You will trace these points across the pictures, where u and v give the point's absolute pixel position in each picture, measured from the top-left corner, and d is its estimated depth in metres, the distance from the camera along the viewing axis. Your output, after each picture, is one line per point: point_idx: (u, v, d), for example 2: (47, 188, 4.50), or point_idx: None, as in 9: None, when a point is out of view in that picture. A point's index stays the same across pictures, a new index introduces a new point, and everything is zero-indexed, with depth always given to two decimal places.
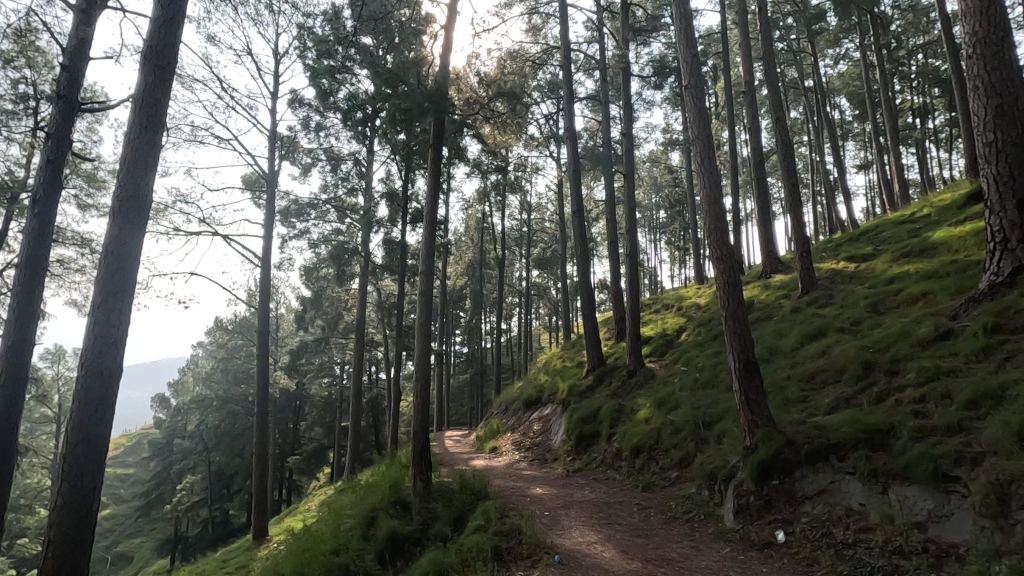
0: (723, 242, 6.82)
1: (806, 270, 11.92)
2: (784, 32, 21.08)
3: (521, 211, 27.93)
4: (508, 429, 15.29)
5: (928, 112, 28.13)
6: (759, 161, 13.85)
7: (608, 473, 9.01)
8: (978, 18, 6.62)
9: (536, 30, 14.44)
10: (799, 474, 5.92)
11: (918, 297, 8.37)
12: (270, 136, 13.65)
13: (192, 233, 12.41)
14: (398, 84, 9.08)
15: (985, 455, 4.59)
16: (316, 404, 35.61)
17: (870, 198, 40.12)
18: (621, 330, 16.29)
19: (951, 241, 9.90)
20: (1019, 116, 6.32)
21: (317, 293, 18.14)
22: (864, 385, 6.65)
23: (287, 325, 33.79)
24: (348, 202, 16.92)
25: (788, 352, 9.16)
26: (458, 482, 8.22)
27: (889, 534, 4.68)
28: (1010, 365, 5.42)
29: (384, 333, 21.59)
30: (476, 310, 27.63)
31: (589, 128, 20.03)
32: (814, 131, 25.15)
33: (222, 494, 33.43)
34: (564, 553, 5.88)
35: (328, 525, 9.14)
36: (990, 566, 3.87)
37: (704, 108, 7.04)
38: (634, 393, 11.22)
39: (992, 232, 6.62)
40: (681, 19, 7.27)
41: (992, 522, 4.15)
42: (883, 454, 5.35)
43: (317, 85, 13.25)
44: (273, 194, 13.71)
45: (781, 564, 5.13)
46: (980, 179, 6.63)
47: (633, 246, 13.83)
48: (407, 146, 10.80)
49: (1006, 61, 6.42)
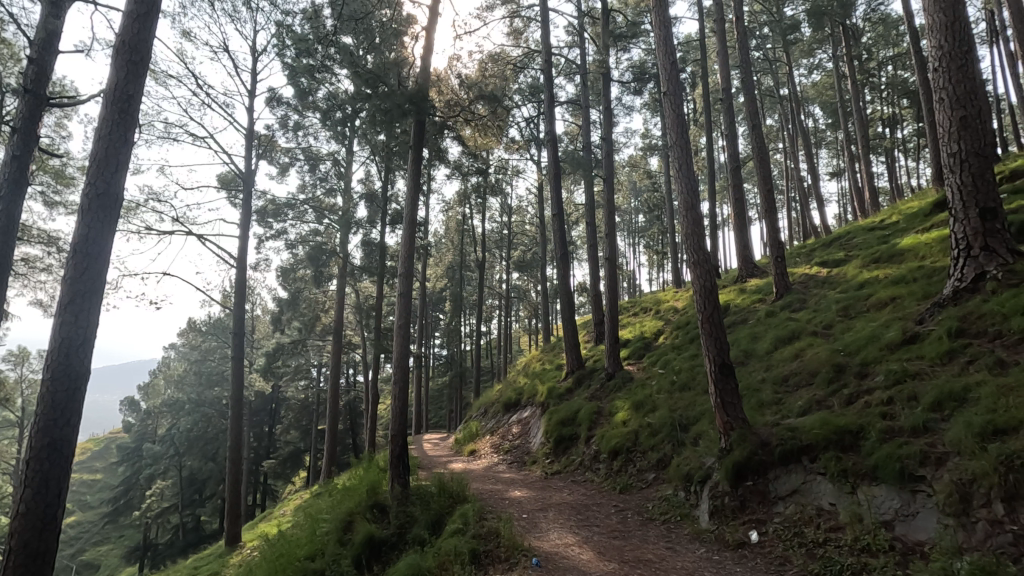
0: (700, 247, 6.92)
1: (781, 274, 12.17)
2: (761, 41, 21.54)
3: (502, 213, 27.95)
4: (487, 431, 15.27)
5: (897, 122, 29.04)
6: (736, 166, 14.05)
7: (587, 475, 9.06)
8: (943, 32, 6.83)
9: (518, 34, 14.48)
10: (772, 475, 6.03)
11: (887, 302, 8.61)
12: (247, 136, 13.40)
13: (165, 233, 11.61)
14: (378, 85, 8.90)
15: (949, 455, 4.72)
16: (293, 407, 35.08)
17: (842, 204, 41.26)
18: (599, 333, 16.42)
19: (918, 248, 10.22)
20: (982, 128, 6.54)
21: (294, 294, 17.88)
22: (836, 387, 6.80)
23: (264, 326, 33.27)
24: (327, 203, 16.75)
25: (762, 354, 9.34)
26: (436, 485, 8.18)
27: (857, 533, 4.79)
28: (972, 368, 5.59)
29: (362, 336, 21.45)
30: (456, 313, 27.60)
31: (570, 132, 20.17)
32: (789, 138, 25.72)
33: (195, 499, 32.83)
34: (542, 555, 5.88)
35: (303, 530, 9.01)
36: (953, 563, 3.98)
37: (682, 115, 7.14)
38: (612, 396, 11.30)
39: (956, 239, 6.88)
40: (660, 26, 7.37)
41: (955, 520, 4.27)
42: (852, 455, 5.48)
43: (296, 84, 13.08)
44: (251, 194, 13.49)
45: (754, 564, 5.21)
46: (945, 188, 6.86)
47: (613, 250, 13.92)
48: (387, 148, 10.68)
49: (970, 75, 6.64)
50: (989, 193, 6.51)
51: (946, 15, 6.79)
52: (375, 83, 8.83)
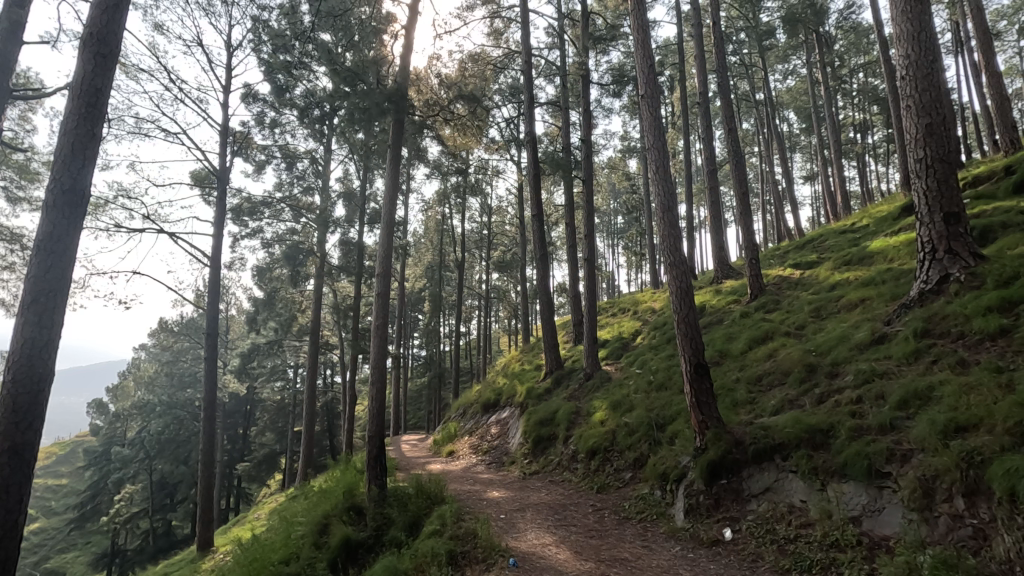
0: (676, 249, 7.00)
1: (755, 276, 12.39)
2: (737, 46, 21.91)
3: (482, 214, 27.88)
4: (465, 432, 15.24)
5: (868, 128, 29.82)
6: (712, 169, 14.20)
7: (565, 475, 9.12)
8: (911, 41, 7.02)
9: (498, 35, 14.50)
10: (745, 473, 6.14)
11: (857, 303, 8.83)
12: (222, 131, 13.14)
13: (136, 230, 11.56)
14: (357, 83, 8.80)
15: (913, 452, 4.84)
16: (268, 409, 34.58)
17: (815, 207, 42.18)
18: (578, 333, 16.50)
19: (886, 251, 10.52)
20: (948, 135, 6.75)
21: (269, 294, 17.55)
22: (807, 387, 6.95)
23: (238, 326, 32.65)
24: (304, 202, 16.51)
25: (737, 354, 9.50)
26: (414, 487, 8.13)
27: (827, 528, 4.90)
28: (937, 367, 5.75)
29: (340, 336, 21.20)
30: (435, 312, 27.48)
31: (549, 134, 20.23)
32: (765, 142, 26.19)
33: (165, 503, 32.05)
34: (520, 555, 5.88)
35: (278, 533, 8.88)
36: (917, 558, 4.10)
37: (659, 118, 7.23)
38: (590, 396, 11.38)
39: (922, 242, 7.11)
40: (639, 29, 7.44)
41: (919, 515, 4.39)
42: (822, 453, 5.60)
43: (273, 80, 12.91)
44: (226, 192, 13.25)
45: (728, 561, 5.31)
46: (912, 193, 7.05)
47: (591, 251, 13.95)
48: (366, 146, 10.59)
49: (936, 83, 6.85)
50: (952, 198, 6.73)
51: (913, 25, 6.99)
52: (354, 81, 8.72)
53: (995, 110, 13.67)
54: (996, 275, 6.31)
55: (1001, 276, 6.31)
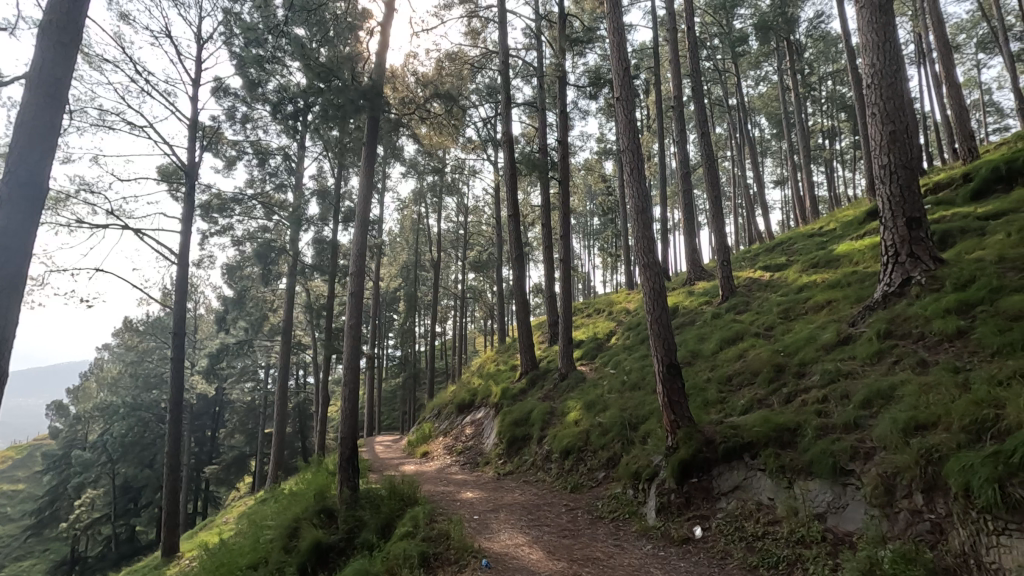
0: (649, 251, 7.07)
1: (727, 278, 12.61)
2: (711, 52, 22.32)
3: (458, 213, 27.76)
4: (440, 433, 15.14)
5: (836, 135, 30.66)
6: (686, 173, 14.38)
7: (539, 475, 9.14)
8: (876, 51, 7.23)
9: (475, 34, 14.46)
10: (716, 471, 6.23)
11: (823, 305, 9.04)
12: (190, 126, 12.80)
13: (98, 226, 11.35)
14: (331, 79, 8.64)
15: (876, 450, 4.96)
16: (238, 410, 33.91)
17: (785, 211, 43.22)
18: (553, 334, 16.56)
19: (852, 254, 10.82)
20: (909, 143, 6.98)
21: (239, 292, 17.14)
22: (776, 386, 7.09)
23: (208, 326, 31.91)
24: (277, 199, 16.20)
25: (709, 354, 9.65)
26: (387, 488, 8.04)
27: (793, 525, 5.02)
28: (899, 367, 5.92)
29: (313, 336, 20.91)
30: (410, 312, 27.25)
31: (526, 135, 20.30)
32: (737, 146, 26.70)
33: (129, 508, 31.17)
34: (492, 556, 5.87)
35: (247, 537, 8.71)
36: (878, 552, 4.21)
37: (634, 119, 7.30)
38: (564, 396, 11.43)
39: (886, 246, 7.33)
40: (615, 32, 7.49)
41: (880, 510, 4.52)
42: (790, 451, 5.71)
43: (244, 74, 12.65)
44: (194, 187, 12.94)
45: (698, 559, 5.40)
46: (877, 198, 7.26)
47: (567, 252, 14.00)
48: (339, 143, 10.48)
49: (899, 92, 7.07)
50: (915, 204, 6.94)
51: (878, 36, 7.20)
52: (329, 77, 8.59)
53: (954, 120, 14.18)
54: (954, 279, 6.55)
55: (959, 279, 6.53)
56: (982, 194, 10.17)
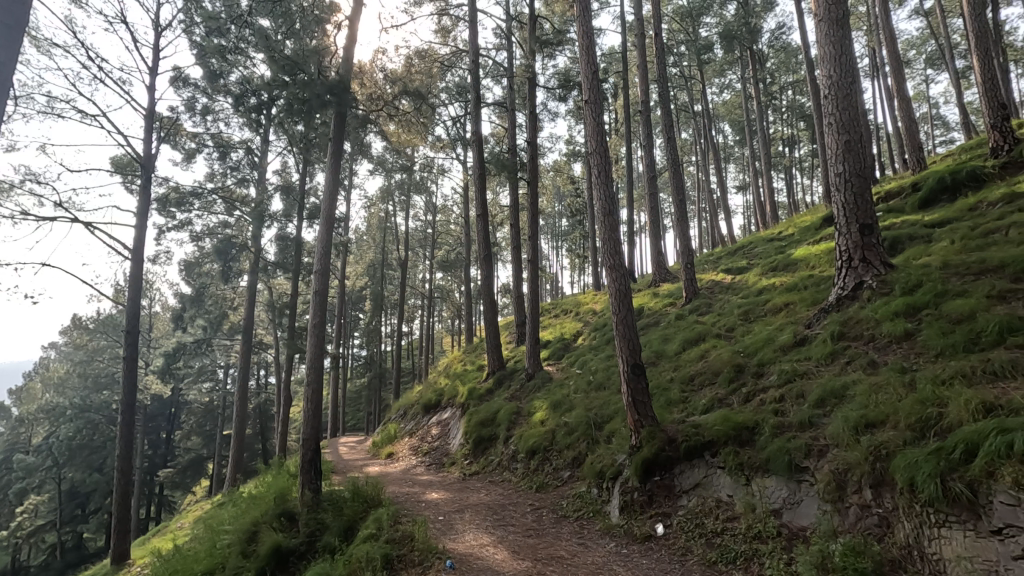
0: (615, 253, 7.15)
1: (690, 280, 12.89)
2: (677, 59, 22.80)
3: (426, 212, 27.53)
4: (406, 433, 14.99)
5: (795, 142, 31.72)
6: (652, 176, 14.61)
7: (505, 475, 9.15)
8: (833, 64, 7.51)
9: (445, 32, 14.37)
10: (678, 469, 6.35)
11: (781, 307, 9.34)
12: (147, 116, 12.27)
13: (46, 218, 10.75)
14: (297, 73, 8.43)
15: (829, 447, 5.14)
16: (195, 411, 32.86)
17: (747, 215, 44.47)
18: (521, 334, 16.62)
19: (809, 258, 11.22)
20: (862, 153, 7.27)
21: (197, 289, 16.56)
22: (735, 386, 7.28)
23: (163, 324, 30.76)
24: (238, 194, 15.74)
25: (672, 355, 9.84)
26: (350, 490, 7.92)
27: (751, 521, 5.17)
28: (851, 367, 6.16)
29: (275, 334, 20.43)
30: (377, 312, 26.90)
31: (496, 135, 20.30)
32: (702, 151, 27.33)
33: (76, 514, 29.80)
34: (456, 557, 5.84)
35: (203, 542, 8.44)
36: (829, 546, 4.37)
37: (601, 123, 7.40)
38: (531, 396, 11.48)
39: (840, 251, 7.63)
40: (584, 36, 7.56)
41: (832, 506, 4.69)
42: (748, 449, 5.86)
43: (205, 65, 12.24)
44: (150, 181, 12.45)
45: (659, 556, 5.51)
46: (832, 205, 7.54)
47: (535, 252, 14.05)
48: (305, 138, 10.25)
49: (854, 103, 7.36)
50: (868, 211, 7.24)
51: (835, 48, 7.48)
52: (293, 71, 8.36)
53: (904, 131, 14.84)
54: (902, 283, 6.85)
55: (907, 283, 6.84)
56: (930, 202, 10.68)
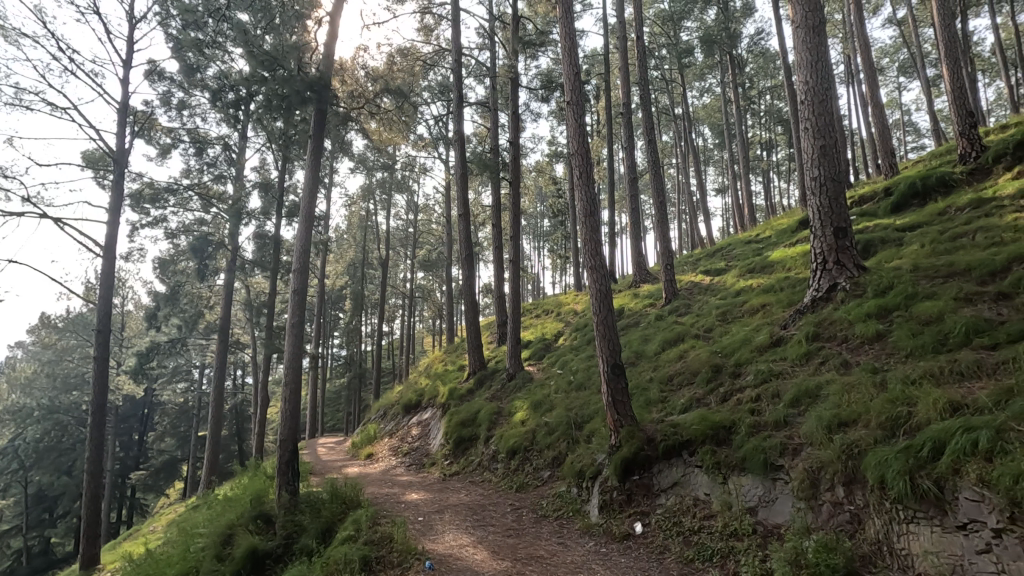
0: (596, 254, 7.19)
1: (670, 281, 13.03)
2: (658, 62, 23.01)
3: (408, 211, 27.38)
4: (385, 434, 14.87)
5: (773, 146, 32.29)
6: (633, 178, 14.71)
7: (485, 475, 9.15)
8: (810, 70, 7.67)
9: (428, 30, 14.31)
10: (656, 468, 6.42)
11: (757, 308, 9.50)
12: (120, 110, 11.98)
13: (13, 213, 10.41)
14: (276, 68, 8.30)
15: (803, 446, 5.24)
16: (169, 412, 32.22)
17: (725, 218, 45.15)
18: (502, 334, 16.64)
19: (784, 261, 11.45)
20: (837, 157, 7.44)
21: (172, 288, 16.21)
22: (713, 386, 7.38)
23: (136, 323, 30.06)
24: (215, 190, 15.47)
25: (651, 355, 9.94)
26: (329, 492, 7.83)
27: (727, 519, 5.26)
28: (825, 368, 6.29)
29: (252, 334, 20.12)
30: (357, 311, 26.67)
31: (478, 134, 20.30)
32: (682, 154, 27.64)
33: (43, 518, 28.95)
34: (436, 558, 5.81)
35: (176, 546, 8.27)
36: (802, 543, 4.46)
37: (583, 124, 7.44)
38: (511, 396, 11.49)
39: (815, 253, 7.80)
40: (567, 37, 7.59)
41: (805, 503, 4.78)
42: (725, 448, 5.94)
43: (181, 59, 12.00)
44: (123, 176, 12.14)
45: (637, 554, 5.56)
46: (807, 208, 7.69)
47: (517, 252, 14.07)
48: (284, 135, 10.14)
49: (829, 109, 7.52)
50: (841, 215, 7.41)
51: (811, 54, 7.63)
52: (273, 66, 8.24)
53: (877, 137, 15.20)
54: (874, 285, 7.03)
55: (878, 285, 7.02)
56: (901, 207, 10.96)
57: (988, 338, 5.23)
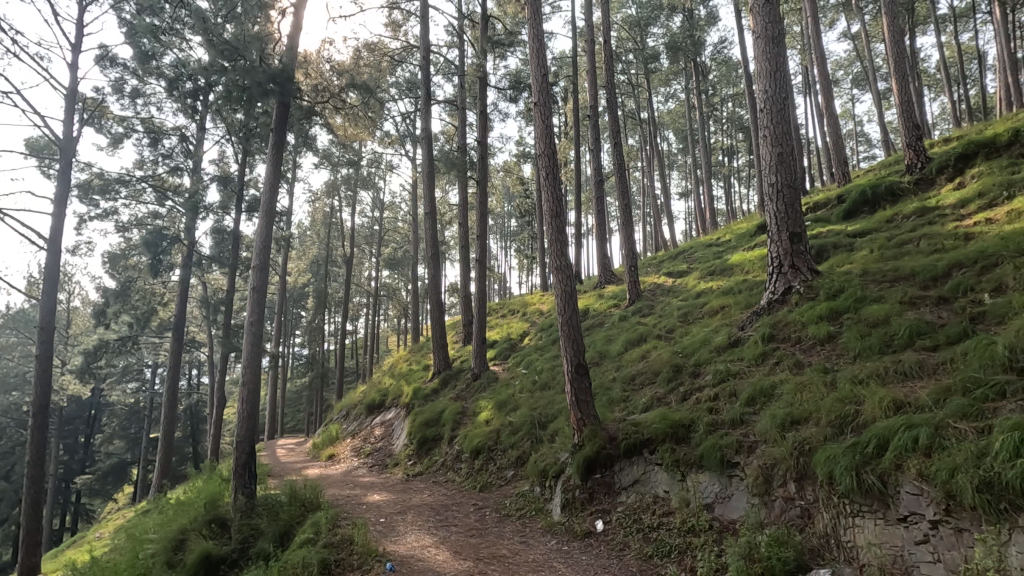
0: (562, 255, 7.24)
1: (633, 283, 13.23)
2: (626, 66, 23.35)
3: (374, 208, 27.00)
4: (347, 435, 14.61)
5: (734, 153, 33.20)
6: (599, 180, 14.86)
7: (448, 475, 9.10)
8: (768, 80, 7.91)
9: (396, 26, 14.13)
10: (617, 467, 6.51)
11: (717, 309, 9.75)
12: (68, 97, 11.42)
13: None
14: (237, 58, 8.02)
15: (758, 443, 5.39)
16: (119, 413, 30.85)
17: (688, 222, 46.21)
18: (468, 334, 16.57)
19: (743, 264, 11.80)
20: (793, 164, 7.70)
21: (122, 284, 15.56)
22: (673, 386, 7.54)
23: (84, 320, 28.71)
24: (171, 182, 14.91)
25: (614, 355, 10.09)
26: (287, 494, 7.65)
27: (685, 516, 5.38)
28: (779, 368, 6.50)
29: (209, 332, 19.50)
30: (320, 310, 26.12)
31: (446, 132, 20.20)
32: (647, 157, 28.13)
33: None
34: (397, 559, 5.75)
35: (124, 553, 7.94)
36: (755, 537, 4.60)
37: (551, 126, 7.49)
38: (475, 396, 11.47)
39: (772, 258, 8.07)
40: (535, 38, 7.62)
41: (759, 499, 4.94)
42: (684, 446, 6.07)
43: (135, 45, 11.51)
44: (71, 166, 11.55)
45: (598, 552, 5.64)
46: (765, 214, 7.93)
47: (484, 252, 14.05)
48: (244, 127, 9.86)
49: (786, 117, 7.77)
50: (797, 220, 7.68)
51: (771, 64, 7.87)
52: (233, 56, 7.96)
53: (832, 146, 15.79)
54: (827, 288, 7.31)
55: (831, 288, 7.29)
56: (853, 214, 11.42)
57: (930, 340, 5.50)
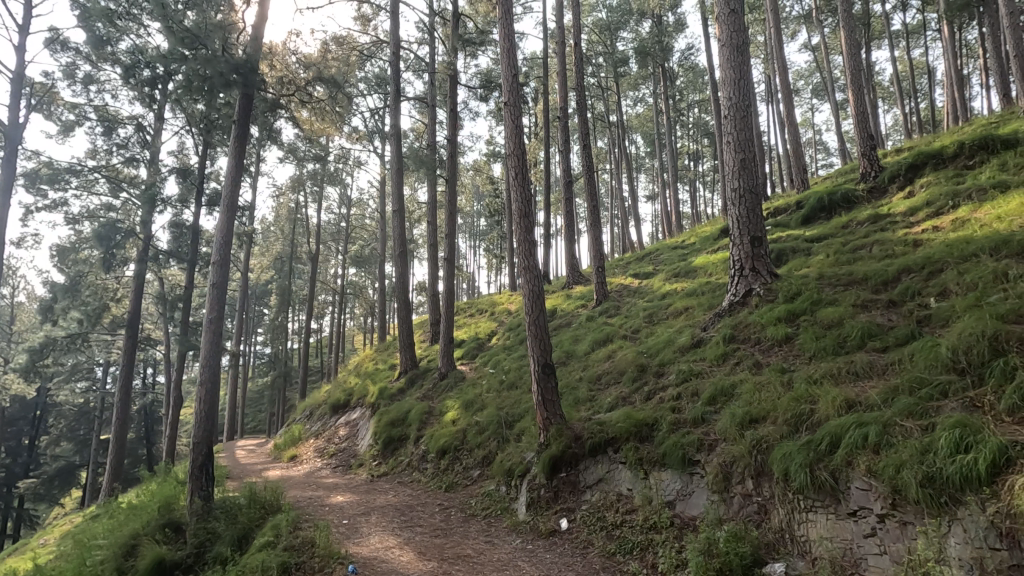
0: (530, 255, 7.28)
1: (601, 283, 13.39)
2: (595, 69, 23.62)
3: (340, 204, 26.57)
4: (310, 435, 14.30)
5: (699, 157, 33.97)
6: (568, 181, 14.97)
7: (414, 475, 9.03)
8: (733, 87, 8.12)
9: (366, 20, 13.94)
10: (582, 465, 6.58)
11: (681, 310, 9.96)
12: (15, 81, 10.86)
13: None
14: (198, 47, 7.78)
15: (718, 441, 5.51)
16: (67, 413, 29.46)
17: (655, 224, 47.03)
18: (435, 333, 16.46)
19: (707, 266, 12.09)
20: (755, 170, 7.92)
21: (72, 278, 14.82)
22: (638, 385, 7.67)
23: (30, 316, 27.29)
24: (126, 173, 14.33)
25: (581, 355, 10.19)
26: (246, 497, 7.45)
27: (647, 513, 5.48)
28: (739, 368, 6.69)
29: (165, 329, 18.83)
30: (283, 308, 25.54)
31: (415, 129, 20.02)
32: (615, 159, 28.50)
33: None
34: (360, 561, 5.67)
35: (69, 560, 7.58)
36: (715, 533, 4.70)
37: (520, 127, 7.51)
38: (442, 396, 11.39)
39: (734, 260, 8.28)
40: (506, 38, 7.62)
41: (718, 495, 5.06)
42: (647, 444, 6.17)
43: (89, 29, 11.02)
44: (16, 154, 10.97)
45: (563, 550, 5.69)
46: (728, 218, 8.13)
47: (452, 251, 13.99)
48: (205, 118, 9.58)
49: (749, 124, 8.00)
50: (757, 224, 7.90)
51: (735, 73, 8.08)
52: (195, 45, 7.70)
53: (792, 153, 16.31)
54: (785, 291, 7.55)
55: (789, 291, 7.54)
56: (811, 219, 11.82)
57: (880, 341, 5.75)
